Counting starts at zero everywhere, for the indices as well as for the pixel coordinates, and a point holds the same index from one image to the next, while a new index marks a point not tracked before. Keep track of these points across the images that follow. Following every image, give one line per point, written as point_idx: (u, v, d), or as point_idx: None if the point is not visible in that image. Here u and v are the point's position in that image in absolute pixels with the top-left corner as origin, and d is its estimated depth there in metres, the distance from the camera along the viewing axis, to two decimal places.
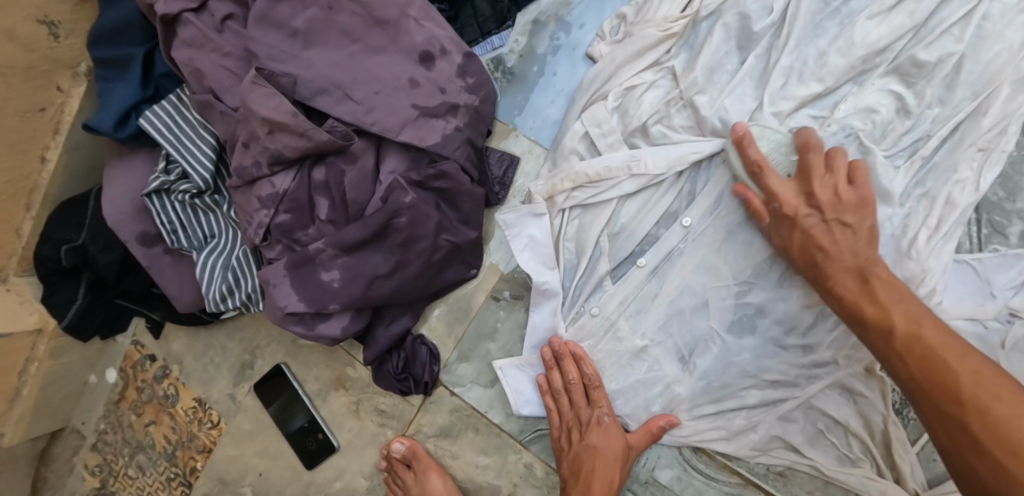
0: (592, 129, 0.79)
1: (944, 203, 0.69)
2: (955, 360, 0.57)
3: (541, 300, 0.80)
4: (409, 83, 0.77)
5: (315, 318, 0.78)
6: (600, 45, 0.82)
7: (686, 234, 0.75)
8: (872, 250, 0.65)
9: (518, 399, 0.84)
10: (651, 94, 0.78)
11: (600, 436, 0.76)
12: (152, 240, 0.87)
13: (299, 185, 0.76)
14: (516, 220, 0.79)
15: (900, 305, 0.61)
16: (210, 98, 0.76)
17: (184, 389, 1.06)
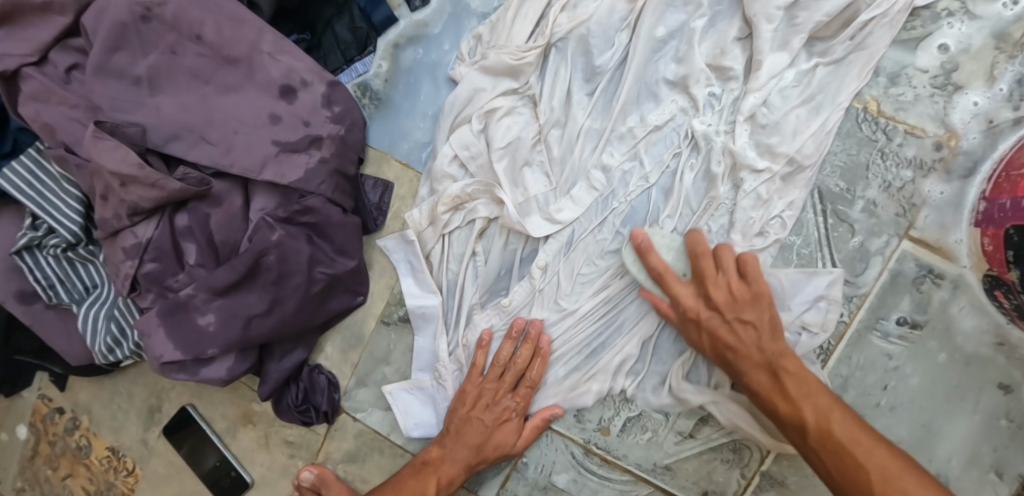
0: (461, 151, 0.79)
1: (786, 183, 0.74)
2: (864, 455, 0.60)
3: (423, 324, 0.84)
4: (269, 118, 0.77)
5: (197, 363, 0.78)
6: (460, 67, 0.82)
7: (551, 258, 0.78)
8: (776, 343, 0.68)
9: (409, 426, 0.85)
10: (511, 119, 0.80)
11: (488, 415, 0.78)
12: (31, 297, 0.85)
13: (162, 232, 0.75)
14: (396, 245, 0.83)
15: (808, 400, 0.65)
16: (62, 152, 0.74)
17: (96, 439, 1.05)
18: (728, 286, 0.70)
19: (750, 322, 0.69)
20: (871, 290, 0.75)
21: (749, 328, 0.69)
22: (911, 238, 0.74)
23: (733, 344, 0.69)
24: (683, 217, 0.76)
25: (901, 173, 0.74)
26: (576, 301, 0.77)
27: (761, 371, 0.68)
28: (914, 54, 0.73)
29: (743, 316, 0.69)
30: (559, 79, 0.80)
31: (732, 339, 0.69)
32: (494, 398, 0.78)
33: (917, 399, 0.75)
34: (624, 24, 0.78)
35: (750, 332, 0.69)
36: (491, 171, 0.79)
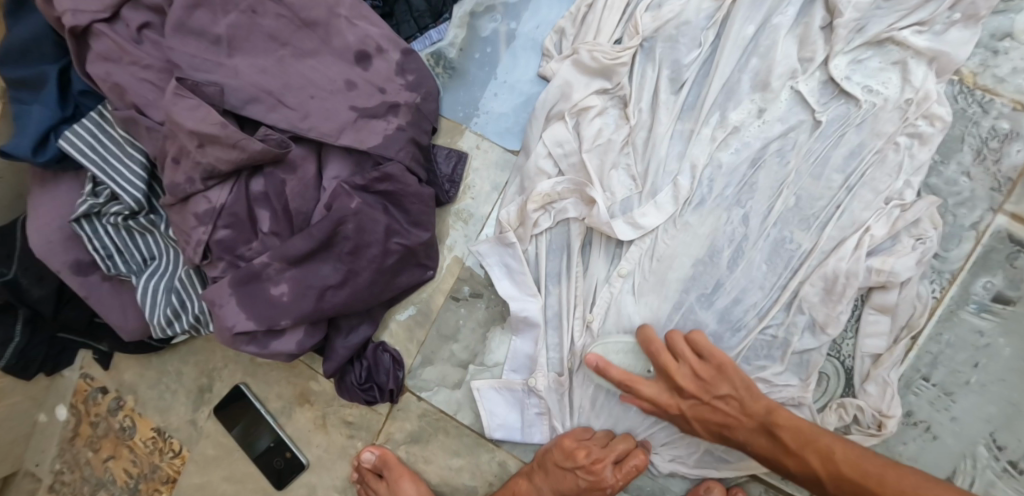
0: (553, 149, 0.78)
1: (878, 155, 0.72)
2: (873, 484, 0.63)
3: (521, 327, 0.81)
4: (345, 85, 0.74)
5: (267, 335, 0.75)
6: (551, 64, 0.80)
7: (635, 259, 0.76)
8: (761, 393, 0.70)
9: (494, 428, 0.83)
10: (602, 120, 0.78)
11: (584, 478, 0.76)
12: (87, 268, 0.82)
13: (237, 197, 0.73)
14: (490, 249, 0.80)
15: (808, 448, 0.66)
16: (133, 113, 0.71)
17: (141, 420, 1.02)
18: (692, 372, 0.71)
19: (726, 397, 0.70)
20: (961, 266, 0.74)
21: (727, 402, 0.70)
22: (1006, 213, 0.73)
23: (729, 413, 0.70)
24: (778, 192, 0.74)
25: (995, 147, 0.73)
26: (652, 294, 0.76)
27: (764, 433, 0.69)
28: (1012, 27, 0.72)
29: (722, 391, 0.70)
30: (646, 79, 0.78)
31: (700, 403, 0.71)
32: (595, 466, 0.75)
33: (1009, 378, 0.73)
34: (710, 21, 0.76)
35: (722, 411, 0.70)
36: (582, 170, 0.77)
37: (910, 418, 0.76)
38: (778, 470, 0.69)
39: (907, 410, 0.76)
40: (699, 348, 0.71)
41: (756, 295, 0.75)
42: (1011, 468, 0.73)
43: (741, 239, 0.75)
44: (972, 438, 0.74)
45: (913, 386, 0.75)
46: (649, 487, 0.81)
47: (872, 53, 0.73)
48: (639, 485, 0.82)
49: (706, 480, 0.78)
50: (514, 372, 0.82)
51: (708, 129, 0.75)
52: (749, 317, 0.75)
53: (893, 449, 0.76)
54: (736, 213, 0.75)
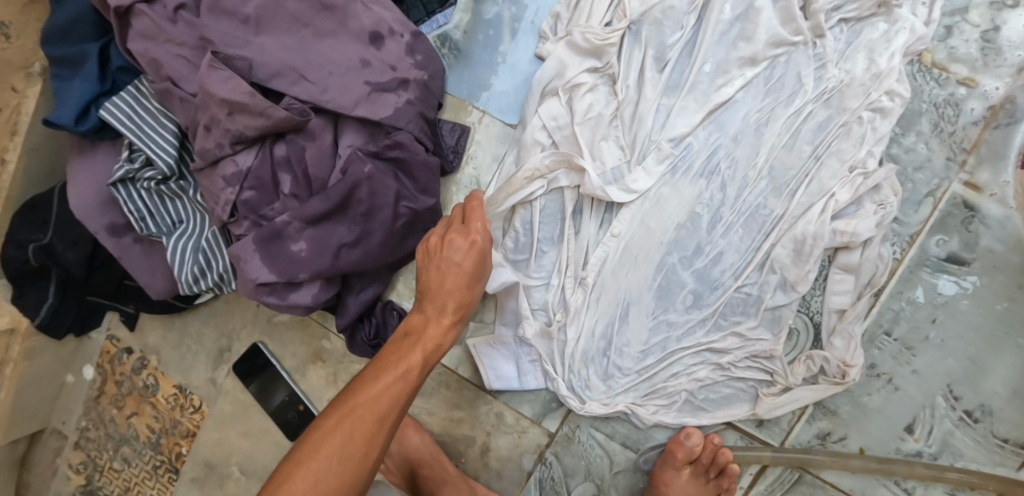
0: (548, 122, 0.85)
1: (843, 127, 0.79)
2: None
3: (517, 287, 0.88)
4: (361, 62, 0.81)
5: (287, 288, 0.82)
6: (546, 45, 0.88)
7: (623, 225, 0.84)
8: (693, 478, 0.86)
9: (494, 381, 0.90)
10: (593, 96, 0.86)
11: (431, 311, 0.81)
12: (121, 230, 0.90)
13: (261, 162, 0.81)
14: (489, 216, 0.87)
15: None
16: (169, 85, 0.79)
17: (163, 378, 1.09)
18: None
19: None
20: (920, 231, 0.81)
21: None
22: (961, 182, 0.80)
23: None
24: (754, 161, 0.81)
25: (951, 122, 0.80)
26: (637, 252, 0.84)
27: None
28: (965, 13, 0.80)
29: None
30: (633, 59, 0.85)
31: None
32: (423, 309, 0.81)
33: (961, 333, 0.80)
34: (693, 6, 0.83)
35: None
36: (575, 141, 0.84)
37: (874, 370, 0.83)
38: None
39: (871, 364, 0.83)
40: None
41: (733, 257, 0.82)
42: (965, 416, 0.80)
43: (718, 204, 0.82)
44: (929, 388, 0.81)
45: (877, 341, 0.82)
46: (636, 434, 0.89)
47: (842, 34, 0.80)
48: (626, 433, 0.89)
49: (686, 428, 0.85)
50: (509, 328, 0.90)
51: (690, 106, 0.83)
52: (725, 277, 0.83)
53: (858, 400, 0.83)
54: (716, 183, 0.82)
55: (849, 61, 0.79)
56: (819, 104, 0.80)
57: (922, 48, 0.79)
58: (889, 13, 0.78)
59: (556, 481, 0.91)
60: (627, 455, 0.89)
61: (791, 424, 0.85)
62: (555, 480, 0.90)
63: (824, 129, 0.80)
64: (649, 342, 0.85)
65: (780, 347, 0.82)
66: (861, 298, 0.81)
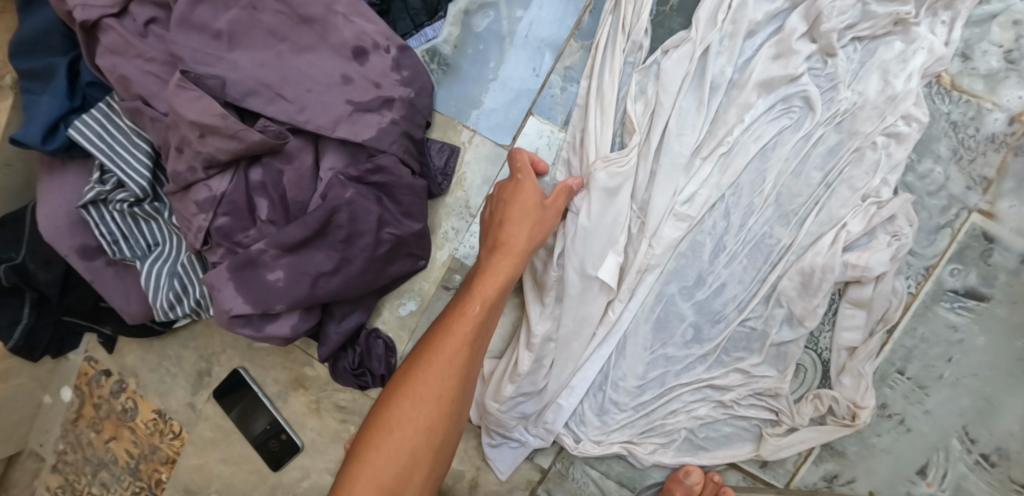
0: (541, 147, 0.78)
1: (855, 153, 0.74)
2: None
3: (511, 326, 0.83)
4: (342, 79, 0.77)
5: (263, 318, 0.78)
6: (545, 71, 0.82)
7: (609, 269, 0.77)
8: None
9: (489, 432, 0.85)
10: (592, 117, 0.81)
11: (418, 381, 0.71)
12: (93, 253, 0.86)
13: (236, 186, 0.76)
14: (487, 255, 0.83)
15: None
16: (138, 104, 0.74)
17: (142, 402, 1.05)
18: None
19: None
20: (936, 263, 0.76)
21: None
22: (980, 212, 0.75)
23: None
24: (763, 187, 0.76)
25: (970, 147, 0.75)
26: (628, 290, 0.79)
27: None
28: (988, 31, 0.74)
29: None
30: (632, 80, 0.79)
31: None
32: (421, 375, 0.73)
33: (979, 373, 0.75)
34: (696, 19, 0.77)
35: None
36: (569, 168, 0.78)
37: (885, 409, 0.78)
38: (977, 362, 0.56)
39: (882, 403, 0.78)
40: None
41: (736, 290, 0.78)
42: (981, 460, 0.75)
43: (721, 232, 0.77)
44: (944, 430, 0.76)
45: (889, 379, 0.77)
46: (632, 471, 0.84)
47: (856, 50, 0.75)
48: (621, 470, 0.84)
49: (685, 466, 0.80)
50: (495, 359, 0.86)
51: (692, 127, 0.76)
52: (727, 310, 0.78)
53: (867, 441, 0.78)
54: (717, 210, 0.77)
55: (862, 82, 0.74)
56: (830, 128, 0.75)
57: (941, 68, 0.74)
58: (906, 32, 0.73)
59: None
60: (622, 493, 0.84)
61: (796, 465, 0.80)
62: None
63: (833, 155, 0.75)
64: (647, 378, 0.80)
65: (785, 384, 0.77)
66: (872, 335, 0.76)
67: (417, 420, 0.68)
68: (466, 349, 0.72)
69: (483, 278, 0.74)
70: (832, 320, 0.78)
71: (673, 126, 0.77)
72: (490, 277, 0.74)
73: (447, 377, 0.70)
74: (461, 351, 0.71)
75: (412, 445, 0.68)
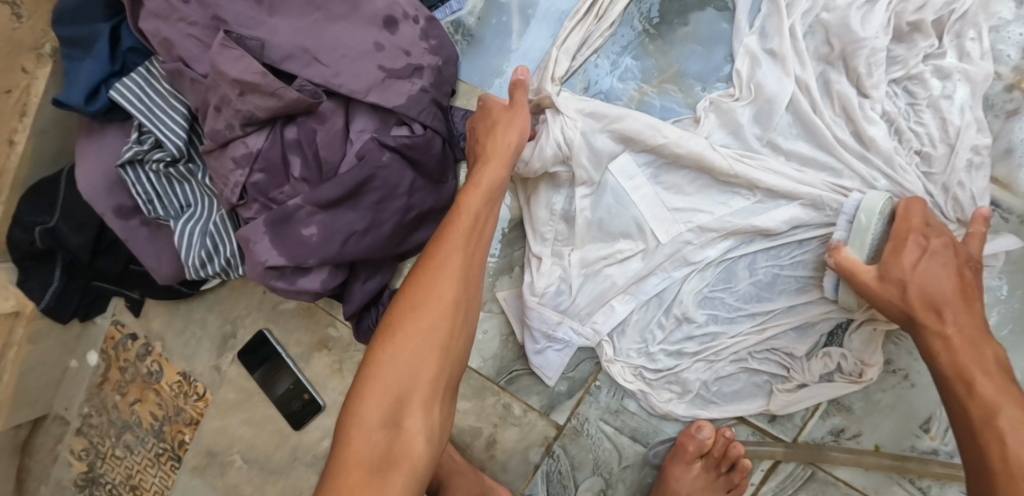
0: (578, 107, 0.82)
1: (861, 122, 0.77)
2: (1005, 397, 0.63)
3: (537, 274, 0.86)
4: (374, 46, 0.80)
5: (295, 272, 0.81)
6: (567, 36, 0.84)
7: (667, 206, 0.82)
8: (694, 461, 0.84)
9: (533, 337, 0.87)
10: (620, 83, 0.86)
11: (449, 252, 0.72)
12: (129, 212, 0.89)
13: (272, 144, 0.80)
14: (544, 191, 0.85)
15: (984, 344, 0.67)
16: (180, 65, 0.78)
17: (167, 365, 1.09)
18: (922, 227, 0.71)
19: (947, 258, 0.70)
20: (979, 232, 0.76)
21: (942, 267, 0.70)
22: None
23: (931, 282, 0.69)
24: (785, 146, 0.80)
25: None
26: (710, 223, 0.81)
27: (965, 311, 0.68)
28: (990, 10, 0.78)
29: (913, 257, 0.70)
30: (648, 53, 0.86)
31: (913, 255, 0.70)
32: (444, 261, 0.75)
33: None
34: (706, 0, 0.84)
35: (921, 267, 0.70)
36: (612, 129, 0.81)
37: (891, 367, 0.81)
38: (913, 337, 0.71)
39: (887, 360, 0.81)
40: (919, 216, 0.72)
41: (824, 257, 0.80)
42: None
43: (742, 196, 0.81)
44: None
45: (894, 337, 0.81)
46: (646, 428, 0.88)
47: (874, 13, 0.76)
48: (635, 426, 0.88)
49: (697, 420, 0.84)
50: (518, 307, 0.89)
51: (732, 102, 0.81)
52: (812, 281, 0.81)
53: (873, 397, 0.82)
54: (827, 184, 0.79)
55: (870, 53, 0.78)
56: (844, 99, 0.78)
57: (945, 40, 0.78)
58: None
59: (563, 474, 0.90)
60: (635, 448, 0.88)
61: (804, 420, 0.84)
62: (562, 473, 0.90)
63: (845, 124, 0.79)
64: (668, 334, 0.85)
65: (801, 345, 0.82)
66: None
67: (415, 337, 0.67)
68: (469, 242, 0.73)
69: (474, 192, 0.75)
70: None
71: (718, 98, 0.81)
72: (479, 188, 0.75)
73: (444, 302, 0.69)
74: (446, 278, 0.70)
75: (420, 358, 0.67)
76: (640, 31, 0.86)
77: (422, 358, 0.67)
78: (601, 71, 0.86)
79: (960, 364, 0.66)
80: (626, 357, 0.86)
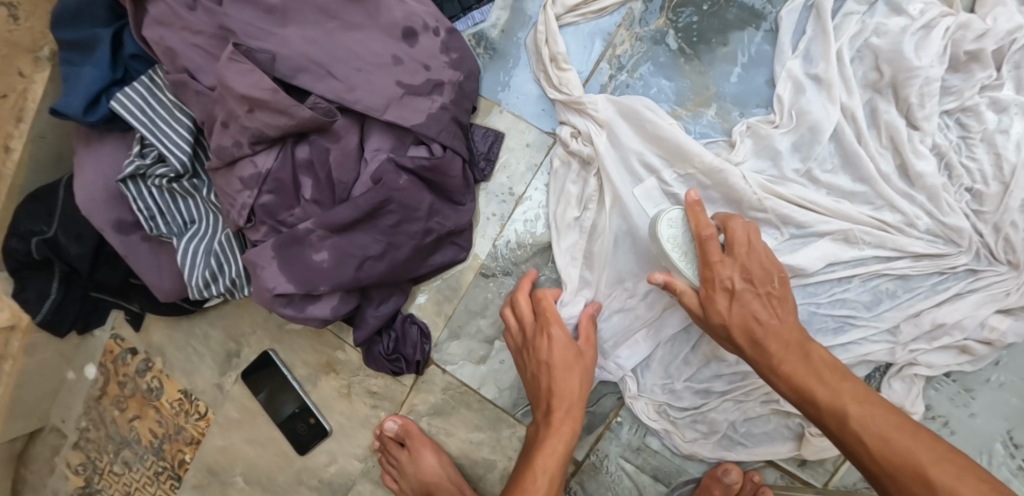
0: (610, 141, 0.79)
1: (910, 155, 0.73)
2: (899, 434, 0.56)
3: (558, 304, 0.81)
4: (392, 60, 0.75)
5: (304, 299, 0.77)
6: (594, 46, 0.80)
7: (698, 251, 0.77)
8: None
9: None
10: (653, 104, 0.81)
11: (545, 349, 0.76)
12: (128, 228, 0.85)
13: (282, 164, 0.75)
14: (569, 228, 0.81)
15: (842, 380, 0.62)
16: (185, 77, 0.73)
17: (168, 382, 1.05)
18: (734, 262, 0.68)
19: (761, 292, 0.67)
20: None
21: (771, 303, 0.67)
22: None
23: (763, 320, 0.66)
24: (826, 178, 0.75)
25: None
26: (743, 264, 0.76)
27: (795, 350, 0.65)
28: None
29: (732, 280, 0.67)
30: (683, 73, 0.81)
31: (729, 297, 0.67)
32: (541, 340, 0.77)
33: None
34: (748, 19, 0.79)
35: (749, 308, 0.67)
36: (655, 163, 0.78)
37: (930, 413, 0.77)
38: (795, 387, 0.64)
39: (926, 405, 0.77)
40: (734, 237, 0.69)
41: (862, 295, 0.76)
42: None
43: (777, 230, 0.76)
44: (987, 434, 0.76)
45: (934, 382, 0.77)
46: (669, 467, 0.84)
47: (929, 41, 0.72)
48: (658, 465, 0.84)
49: (722, 463, 0.80)
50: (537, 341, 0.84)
51: (772, 129, 0.76)
52: (849, 320, 0.76)
53: None
54: (866, 216, 0.74)
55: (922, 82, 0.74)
56: (892, 129, 0.73)
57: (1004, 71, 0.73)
58: None
59: None
60: (656, 487, 0.84)
61: (835, 465, 0.80)
62: None
63: (892, 156, 0.74)
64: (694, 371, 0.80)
65: None
66: (934, 342, 0.75)
67: (553, 453, 0.72)
68: (578, 370, 0.76)
69: (552, 326, 0.77)
70: (888, 323, 0.75)
71: (757, 124, 0.76)
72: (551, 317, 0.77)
73: (571, 415, 0.75)
74: (567, 424, 0.74)
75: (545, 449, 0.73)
76: (675, 49, 0.81)
77: (558, 435, 0.74)
78: (632, 92, 0.82)
79: (856, 406, 0.60)
80: (650, 394, 0.81)
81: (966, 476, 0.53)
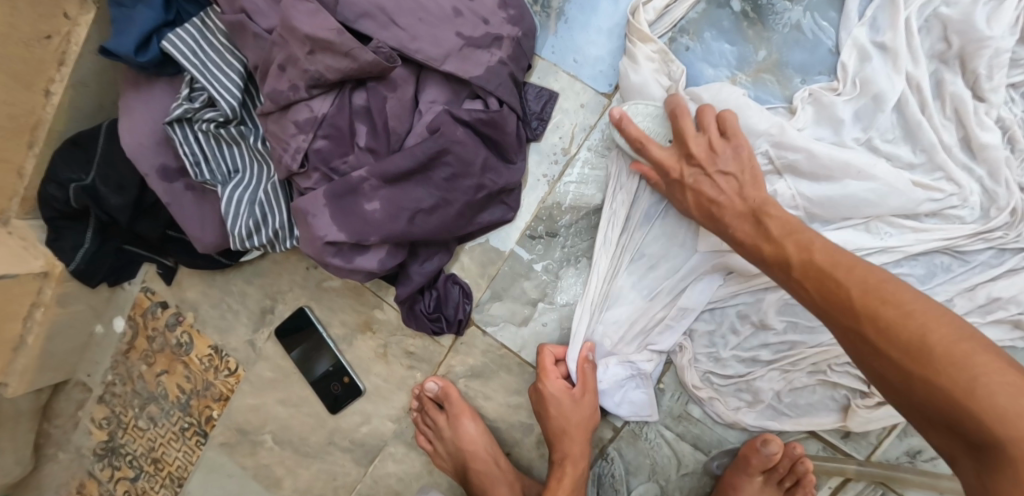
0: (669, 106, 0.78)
1: (974, 127, 0.72)
2: (844, 274, 0.60)
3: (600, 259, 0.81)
4: (452, 11, 0.74)
5: (353, 250, 0.76)
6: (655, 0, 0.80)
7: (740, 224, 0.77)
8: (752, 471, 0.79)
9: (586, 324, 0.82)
10: (714, 70, 0.81)
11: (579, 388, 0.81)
12: (173, 174, 0.84)
13: (339, 110, 0.74)
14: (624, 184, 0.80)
15: (791, 238, 0.65)
16: (243, 18, 0.72)
17: (199, 337, 1.04)
18: (707, 142, 0.72)
19: (729, 173, 0.70)
20: None
21: (727, 179, 0.71)
22: None
23: (714, 196, 0.71)
24: (888, 149, 0.74)
25: None
26: (771, 282, 0.76)
27: (749, 220, 0.69)
28: None
29: (726, 163, 0.71)
30: (745, 39, 0.81)
31: (693, 174, 0.72)
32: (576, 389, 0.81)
33: None
34: None
35: (716, 186, 0.71)
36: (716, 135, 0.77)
37: None
38: (758, 262, 0.68)
39: None
40: (724, 125, 0.72)
41: (917, 268, 0.75)
42: None
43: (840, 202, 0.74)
44: None
45: None
46: (709, 436, 0.83)
47: (1003, 10, 0.71)
48: (698, 434, 0.84)
49: (765, 433, 0.79)
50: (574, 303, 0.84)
51: (835, 96, 0.75)
52: None
53: None
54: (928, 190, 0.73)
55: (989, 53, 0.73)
56: (958, 101, 0.72)
57: None
58: None
59: (616, 479, 0.86)
60: (696, 456, 0.84)
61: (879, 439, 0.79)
62: (615, 477, 0.86)
63: (956, 128, 0.73)
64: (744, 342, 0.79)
65: None
66: (989, 316, 0.74)
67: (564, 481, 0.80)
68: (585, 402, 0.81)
69: (581, 388, 0.81)
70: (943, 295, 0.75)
71: (819, 91, 0.76)
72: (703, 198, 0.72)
73: (579, 431, 0.81)
74: (577, 445, 0.81)
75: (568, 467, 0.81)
76: (738, 12, 0.81)
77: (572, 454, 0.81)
78: (692, 56, 0.82)
79: (811, 260, 0.63)
80: (696, 363, 0.81)
81: (904, 302, 0.56)
